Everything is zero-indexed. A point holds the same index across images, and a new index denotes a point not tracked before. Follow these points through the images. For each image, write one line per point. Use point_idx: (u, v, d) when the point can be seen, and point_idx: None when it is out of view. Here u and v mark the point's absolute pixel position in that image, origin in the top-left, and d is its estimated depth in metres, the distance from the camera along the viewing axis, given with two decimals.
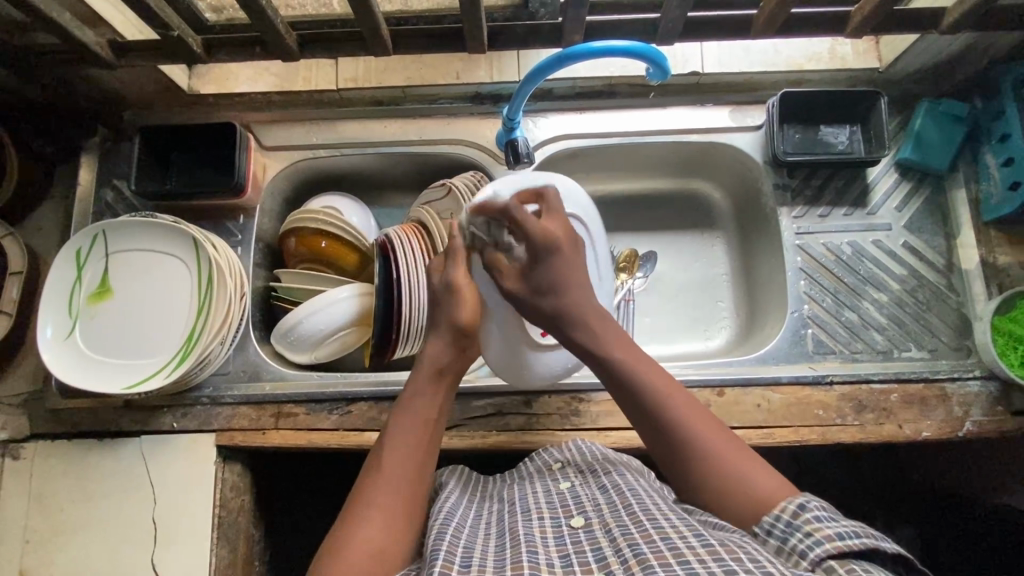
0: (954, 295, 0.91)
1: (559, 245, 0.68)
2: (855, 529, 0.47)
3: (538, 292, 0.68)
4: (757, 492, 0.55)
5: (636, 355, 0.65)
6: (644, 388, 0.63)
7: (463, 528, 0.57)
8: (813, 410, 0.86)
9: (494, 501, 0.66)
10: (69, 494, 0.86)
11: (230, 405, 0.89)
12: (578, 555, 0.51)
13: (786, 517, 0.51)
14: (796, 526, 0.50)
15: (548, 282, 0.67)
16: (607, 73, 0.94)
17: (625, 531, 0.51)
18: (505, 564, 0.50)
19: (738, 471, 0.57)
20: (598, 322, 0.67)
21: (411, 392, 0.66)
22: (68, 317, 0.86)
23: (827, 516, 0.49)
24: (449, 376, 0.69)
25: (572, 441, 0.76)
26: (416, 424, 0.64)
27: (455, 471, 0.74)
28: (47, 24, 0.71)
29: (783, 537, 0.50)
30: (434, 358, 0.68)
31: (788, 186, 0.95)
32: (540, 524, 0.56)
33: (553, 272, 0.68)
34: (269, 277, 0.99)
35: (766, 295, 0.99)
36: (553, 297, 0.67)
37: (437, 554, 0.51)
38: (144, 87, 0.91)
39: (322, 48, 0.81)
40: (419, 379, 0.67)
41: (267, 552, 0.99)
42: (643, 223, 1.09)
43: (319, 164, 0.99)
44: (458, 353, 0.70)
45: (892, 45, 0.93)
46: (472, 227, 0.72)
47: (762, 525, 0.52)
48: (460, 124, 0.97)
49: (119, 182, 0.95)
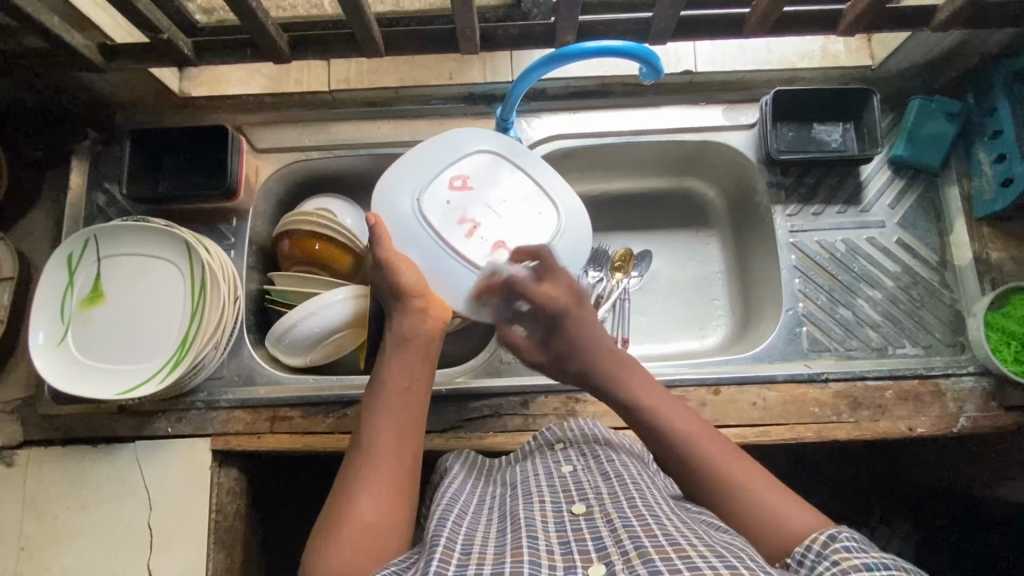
0: (947, 291, 0.92)
1: (565, 307, 0.77)
2: (883, 561, 0.46)
3: (559, 356, 0.76)
4: (789, 526, 0.55)
5: (659, 396, 0.68)
6: (666, 428, 0.65)
7: (464, 515, 0.58)
8: (808, 408, 0.86)
9: (496, 485, 0.66)
10: (63, 500, 0.85)
11: (224, 409, 0.88)
12: (579, 542, 0.50)
13: (817, 547, 0.50)
14: (825, 555, 0.49)
15: (566, 346, 0.76)
16: (599, 73, 0.95)
17: (627, 524, 0.51)
18: (505, 550, 0.50)
19: (772, 501, 0.57)
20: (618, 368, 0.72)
21: (384, 367, 0.68)
22: (60, 322, 0.85)
23: (857, 548, 0.48)
24: (422, 343, 0.70)
25: (576, 421, 0.76)
26: (395, 399, 0.65)
27: (460, 456, 0.74)
28: (35, 27, 0.70)
29: (813, 566, 0.50)
30: (398, 330, 0.71)
31: (782, 184, 0.95)
32: (542, 508, 0.56)
33: (564, 340, 0.76)
34: (263, 280, 0.99)
35: (761, 292, 0.99)
36: (572, 359, 0.75)
37: (439, 541, 0.51)
38: (135, 90, 0.90)
39: (315, 49, 0.81)
40: (390, 355, 0.69)
41: (264, 555, 0.99)
42: (638, 223, 1.09)
43: (312, 166, 0.99)
44: (418, 317, 0.72)
45: (883, 42, 0.93)
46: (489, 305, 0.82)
47: (793, 556, 0.52)
48: (454, 124, 0.97)
49: (110, 186, 0.94)
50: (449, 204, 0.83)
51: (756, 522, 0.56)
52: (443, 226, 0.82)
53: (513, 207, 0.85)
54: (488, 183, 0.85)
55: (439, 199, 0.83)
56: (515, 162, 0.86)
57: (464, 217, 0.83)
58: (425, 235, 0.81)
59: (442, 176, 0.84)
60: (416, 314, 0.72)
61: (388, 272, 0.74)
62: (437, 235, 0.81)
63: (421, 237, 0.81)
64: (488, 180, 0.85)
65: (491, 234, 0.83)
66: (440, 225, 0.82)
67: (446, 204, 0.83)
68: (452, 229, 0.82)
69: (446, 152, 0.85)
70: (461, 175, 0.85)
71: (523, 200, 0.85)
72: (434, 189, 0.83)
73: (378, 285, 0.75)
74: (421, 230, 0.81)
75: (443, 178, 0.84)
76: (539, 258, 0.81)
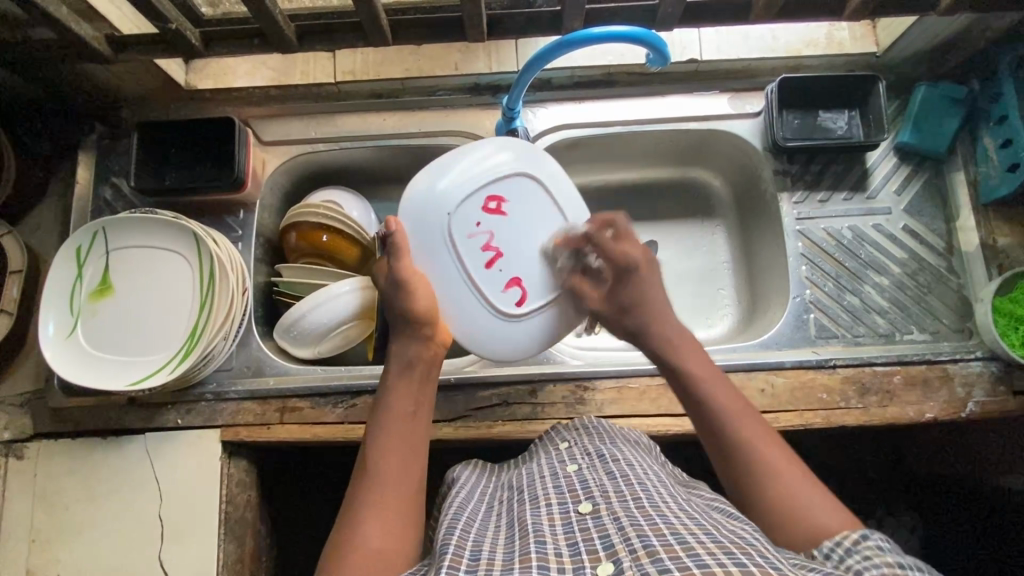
0: (954, 277, 0.92)
1: (638, 267, 0.77)
2: (917, 563, 0.47)
3: (622, 309, 0.77)
4: (815, 519, 0.55)
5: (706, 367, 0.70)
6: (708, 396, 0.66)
7: (472, 522, 0.58)
8: (817, 394, 0.86)
9: (503, 489, 0.67)
10: (73, 492, 0.85)
11: (234, 401, 0.89)
12: (587, 543, 0.50)
13: (847, 543, 0.51)
14: (855, 550, 0.50)
15: (630, 300, 0.77)
16: (605, 62, 0.95)
17: (635, 523, 0.50)
18: (514, 556, 0.50)
19: (798, 494, 0.57)
20: (676, 333, 0.74)
21: (388, 393, 0.68)
22: (69, 314, 0.85)
23: (890, 548, 0.49)
24: (422, 366, 0.70)
25: (580, 419, 0.78)
26: (398, 423, 0.65)
27: (469, 465, 0.75)
28: (45, 17, 0.70)
29: (840, 559, 0.50)
30: (401, 354, 0.70)
31: (788, 172, 0.95)
32: (548, 512, 0.56)
33: (633, 292, 0.77)
34: (271, 273, 0.99)
35: (767, 281, 0.99)
36: (633, 314, 0.77)
37: (447, 550, 0.51)
38: (141, 82, 0.90)
39: (322, 39, 0.81)
40: (393, 377, 0.69)
41: (273, 547, 0.99)
42: (644, 213, 1.09)
43: (319, 158, 0.99)
44: (423, 342, 0.71)
45: (888, 29, 0.93)
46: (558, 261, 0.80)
47: (821, 548, 0.52)
48: (460, 115, 0.97)
49: (117, 179, 0.94)
50: (479, 227, 0.77)
51: (781, 510, 0.57)
52: (467, 250, 0.76)
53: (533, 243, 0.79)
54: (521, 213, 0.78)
55: (468, 218, 0.76)
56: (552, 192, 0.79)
57: (489, 244, 0.77)
58: (446, 253, 0.76)
59: (479, 192, 0.76)
60: (423, 339, 0.71)
61: (401, 292, 0.72)
62: (458, 257, 0.76)
63: (442, 254, 0.76)
64: (523, 205, 0.78)
65: (509, 268, 0.78)
66: (462, 247, 0.76)
67: (475, 226, 0.76)
68: (474, 255, 0.77)
69: (479, 166, 0.77)
70: (494, 197, 0.77)
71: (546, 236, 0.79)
72: (467, 204, 0.76)
73: (389, 302, 0.73)
74: (441, 244, 0.76)
75: (477, 196, 0.76)
76: (618, 225, 0.78)
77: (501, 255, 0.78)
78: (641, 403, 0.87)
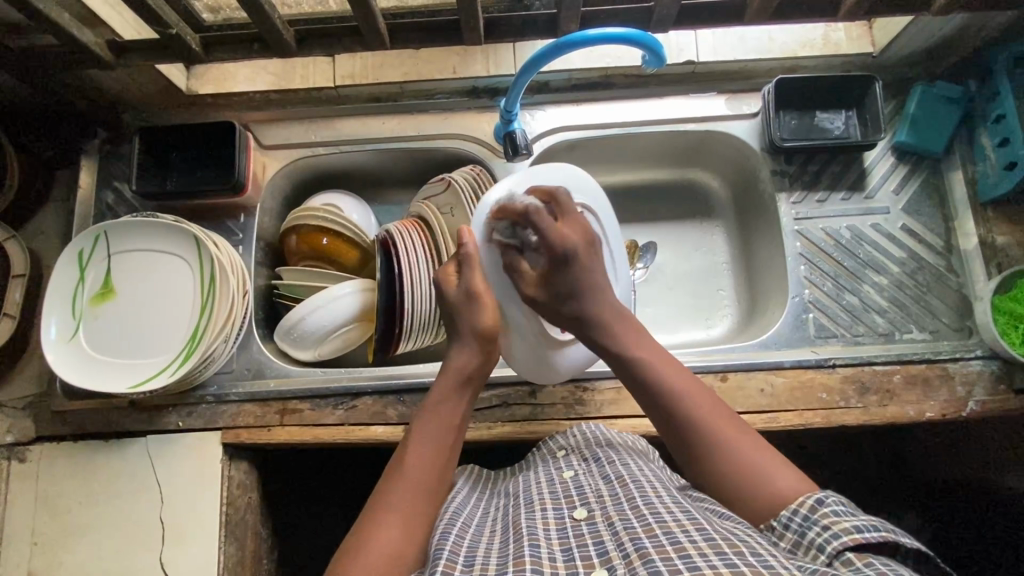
0: (953, 276, 0.92)
1: (578, 247, 0.71)
2: (873, 522, 0.48)
3: (562, 295, 0.71)
4: (776, 490, 0.55)
5: (647, 347, 0.69)
6: (648, 373, 0.66)
7: (467, 527, 0.58)
8: (817, 393, 0.86)
9: (499, 497, 0.67)
10: (76, 495, 0.86)
11: (234, 403, 0.89)
12: (580, 549, 0.50)
13: (805, 511, 0.51)
14: (814, 520, 0.50)
15: (575, 284, 0.70)
16: (603, 64, 0.95)
17: (628, 525, 0.51)
18: (508, 560, 0.50)
19: (755, 465, 0.57)
20: (614, 315, 0.71)
21: (436, 397, 0.67)
22: (72, 317, 0.86)
23: (846, 511, 0.50)
24: (476, 381, 0.69)
25: (578, 425, 0.77)
26: (440, 431, 0.64)
27: (467, 471, 0.75)
28: (47, 25, 0.71)
29: (802, 530, 0.51)
30: (460, 365, 0.69)
31: (786, 173, 0.96)
32: (543, 516, 0.56)
33: (576, 280, 0.70)
34: (271, 276, 1.00)
35: (767, 281, 0.99)
36: (580, 299, 0.70)
37: (441, 553, 0.51)
38: (143, 88, 0.91)
39: (319, 43, 0.82)
40: (447, 383, 0.68)
41: (275, 550, 0.99)
42: (643, 215, 1.10)
43: (318, 161, 1.00)
44: (484, 359, 0.70)
45: (884, 29, 0.93)
46: (494, 232, 0.74)
47: (779, 519, 0.52)
48: (458, 118, 0.98)
49: (119, 184, 0.95)
50: None
51: (742, 488, 0.57)
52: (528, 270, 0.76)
53: None
54: None
55: None
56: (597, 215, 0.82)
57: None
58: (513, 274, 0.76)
59: None
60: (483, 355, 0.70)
61: (475, 306, 0.70)
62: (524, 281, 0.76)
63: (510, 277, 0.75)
64: None
65: None
66: None
67: None
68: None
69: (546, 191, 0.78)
70: None
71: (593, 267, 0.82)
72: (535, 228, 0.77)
73: (452, 311, 0.71)
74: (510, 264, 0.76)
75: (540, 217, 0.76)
76: (558, 199, 0.74)
77: None
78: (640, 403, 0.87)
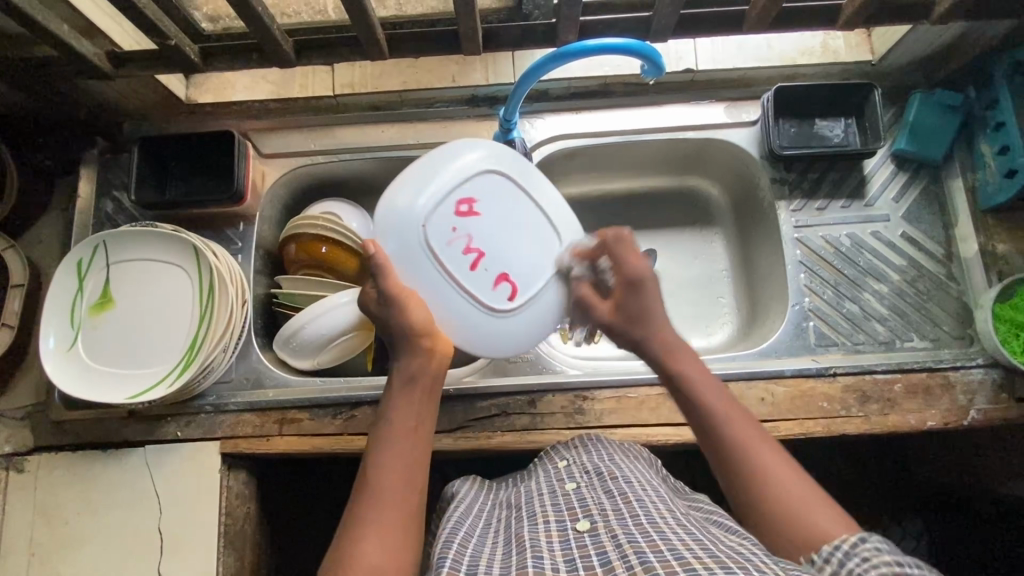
0: (954, 284, 0.91)
1: (648, 282, 0.73)
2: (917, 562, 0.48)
3: (631, 319, 0.73)
4: (815, 525, 0.55)
5: (696, 366, 0.69)
6: (694, 390, 0.66)
7: (469, 537, 0.58)
8: (817, 403, 0.86)
9: (501, 508, 0.66)
10: (73, 506, 0.85)
11: (233, 413, 0.89)
12: (583, 559, 0.50)
13: (846, 547, 0.51)
14: (854, 554, 0.50)
15: (639, 309, 0.73)
16: (602, 73, 0.95)
17: (632, 539, 0.50)
18: (511, 571, 0.50)
19: (793, 496, 0.57)
20: (671, 335, 0.72)
21: (390, 405, 0.67)
22: (70, 327, 0.86)
23: (889, 549, 0.50)
24: (425, 377, 0.69)
25: (580, 436, 0.77)
26: (401, 435, 0.64)
27: (470, 480, 0.75)
28: (47, 36, 0.71)
29: (841, 563, 0.50)
30: (405, 369, 0.69)
31: (786, 180, 0.95)
32: (546, 529, 0.56)
33: (642, 305, 0.73)
34: (270, 284, 1.00)
35: (766, 289, 0.99)
36: (641, 324, 0.73)
37: (443, 563, 0.51)
38: (142, 97, 0.91)
39: (319, 53, 0.82)
40: (396, 391, 0.68)
41: (273, 559, 0.99)
42: (643, 222, 1.10)
43: (318, 170, 0.99)
44: (426, 356, 0.70)
45: (883, 37, 0.94)
46: (573, 269, 0.80)
47: (819, 552, 0.52)
48: (458, 127, 0.98)
49: (118, 193, 0.95)
50: (456, 230, 0.77)
51: (777, 519, 0.56)
52: (449, 256, 0.77)
53: (510, 233, 0.79)
54: (496, 209, 0.79)
55: (444, 225, 0.77)
56: (518, 179, 0.80)
57: (469, 246, 0.78)
58: (426, 262, 0.76)
59: (448, 200, 0.77)
60: (425, 352, 0.70)
61: (396, 308, 0.71)
62: (441, 266, 0.76)
63: (425, 267, 0.76)
64: (495, 201, 0.79)
65: (493, 265, 0.78)
66: (445, 254, 0.77)
67: (452, 231, 0.77)
68: (457, 260, 0.77)
69: (442, 175, 0.77)
70: (466, 198, 0.78)
71: (523, 228, 0.80)
72: (439, 214, 0.77)
73: (385, 322, 0.72)
74: (420, 252, 0.76)
75: (448, 200, 0.77)
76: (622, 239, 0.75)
77: (482, 254, 0.78)
78: (640, 412, 0.86)
